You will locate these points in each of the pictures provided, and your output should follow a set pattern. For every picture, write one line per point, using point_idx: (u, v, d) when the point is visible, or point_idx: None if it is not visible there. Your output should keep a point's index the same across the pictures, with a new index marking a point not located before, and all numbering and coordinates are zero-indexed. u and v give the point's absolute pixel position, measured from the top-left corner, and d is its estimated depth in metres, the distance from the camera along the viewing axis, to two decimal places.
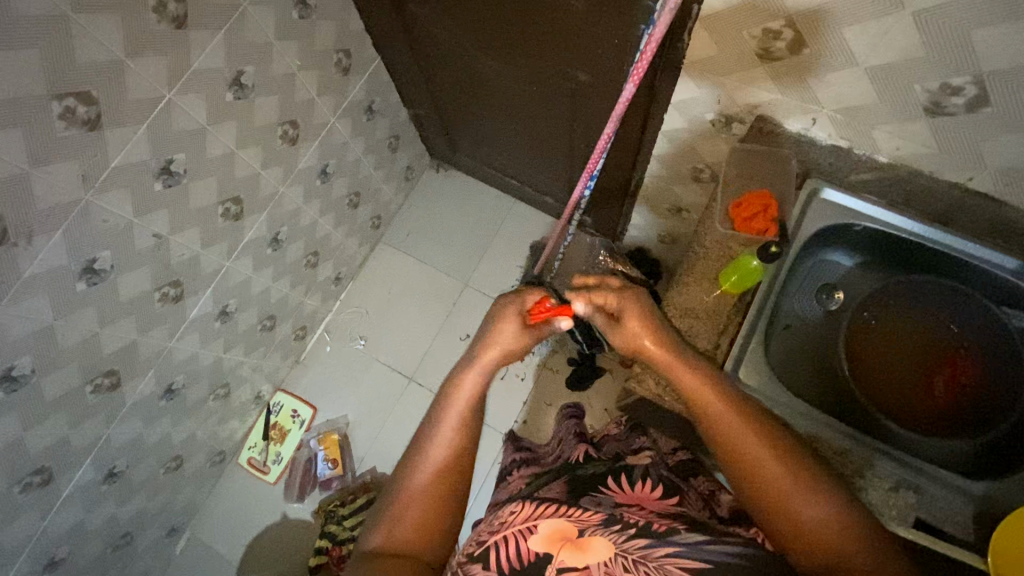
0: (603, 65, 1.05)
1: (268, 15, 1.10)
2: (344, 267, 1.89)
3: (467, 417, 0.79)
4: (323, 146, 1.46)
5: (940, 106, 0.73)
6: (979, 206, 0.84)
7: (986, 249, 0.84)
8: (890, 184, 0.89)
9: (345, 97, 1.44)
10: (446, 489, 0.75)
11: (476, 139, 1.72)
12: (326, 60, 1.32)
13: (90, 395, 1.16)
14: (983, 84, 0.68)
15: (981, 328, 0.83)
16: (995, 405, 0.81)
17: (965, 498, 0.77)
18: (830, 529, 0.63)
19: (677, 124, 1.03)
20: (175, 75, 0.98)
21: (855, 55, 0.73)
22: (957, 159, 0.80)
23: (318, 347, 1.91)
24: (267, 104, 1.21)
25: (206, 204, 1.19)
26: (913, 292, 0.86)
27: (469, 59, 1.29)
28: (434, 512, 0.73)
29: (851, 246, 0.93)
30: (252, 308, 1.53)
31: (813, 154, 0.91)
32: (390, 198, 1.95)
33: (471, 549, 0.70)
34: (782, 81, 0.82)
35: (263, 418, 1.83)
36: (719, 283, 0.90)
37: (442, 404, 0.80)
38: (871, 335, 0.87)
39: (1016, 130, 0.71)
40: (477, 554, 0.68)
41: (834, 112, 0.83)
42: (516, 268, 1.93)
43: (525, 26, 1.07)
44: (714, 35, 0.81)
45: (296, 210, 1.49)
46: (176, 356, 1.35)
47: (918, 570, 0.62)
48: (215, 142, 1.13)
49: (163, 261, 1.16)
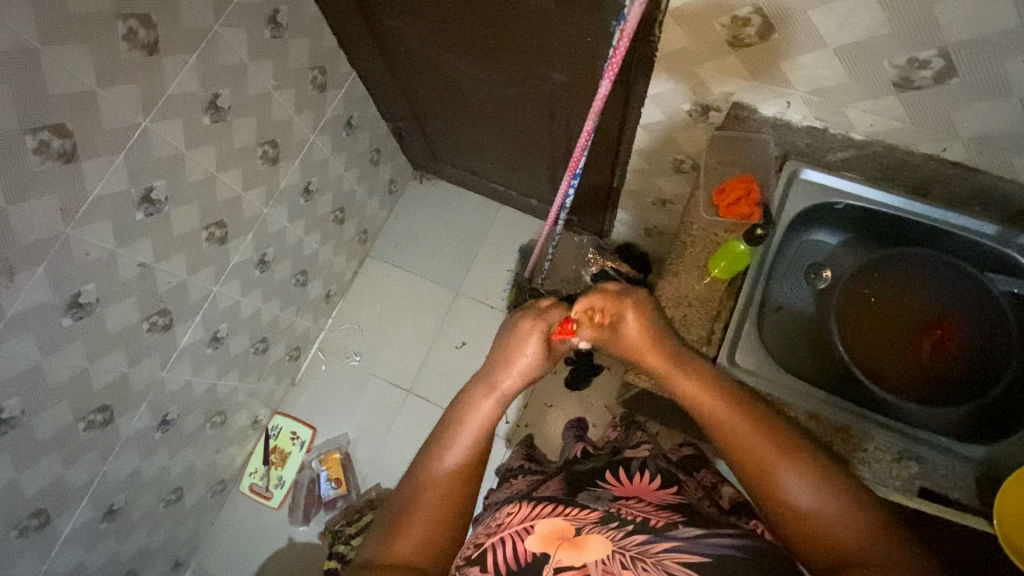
0: (578, 64, 1.05)
1: (240, 36, 1.10)
2: (334, 284, 1.88)
3: (471, 431, 0.80)
4: (305, 164, 1.46)
5: (909, 81, 0.75)
6: (954, 175, 0.86)
7: (966, 217, 0.86)
8: (866, 161, 0.90)
9: (323, 114, 1.44)
10: (452, 503, 0.74)
11: (457, 147, 1.72)
12: (302, 77, 1.31)
13: (83, 432, 1.14)
14: (950, 56, 0.69)
15: (968, 296, 0.84)
16: (986, 369, 0.83)
17: (966, 464, 0.78)
18: (828, 524, 0.64)
19: (655, 117, 1.04)
20: (150, 102, 0.98)
21: (824, 36, 0.74)
22: (930, 131, 0.81)
23: (313, 367, 1.89)
24: (245, 125, 1.20)
25: (189, 229, 1.18)
26: (899, 264, 0.87)
27: (444, 68, 1.30)
28: (440, 524, 0.72)
29: (834, 225, 0.95)
30: (244, 332, 1.52)
31: (790, 136, 0.92)
32: (376, 212, 1.94)
33: (469, 552, 0.68)
34: (754, 68, 0.83)
35: (262, 442, 1.81)
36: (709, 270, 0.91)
37: (451, 423, 0.82)
38: (862, 309, 0.88)
39: (984, 99, 0.73)
40: (475, 557, 0.66)
41: (807, 94, 0.84)
42: (506, 272, 1.93)
43: (498, 31, 1.07)
44: (684, 28, 0.82)
45: (281, 230, 1.48)
46: (169, 386, 1.33)
47: (913, 542, 0.63)
48: (194, 167, 1.12)
49: (150, 291, 1.15)
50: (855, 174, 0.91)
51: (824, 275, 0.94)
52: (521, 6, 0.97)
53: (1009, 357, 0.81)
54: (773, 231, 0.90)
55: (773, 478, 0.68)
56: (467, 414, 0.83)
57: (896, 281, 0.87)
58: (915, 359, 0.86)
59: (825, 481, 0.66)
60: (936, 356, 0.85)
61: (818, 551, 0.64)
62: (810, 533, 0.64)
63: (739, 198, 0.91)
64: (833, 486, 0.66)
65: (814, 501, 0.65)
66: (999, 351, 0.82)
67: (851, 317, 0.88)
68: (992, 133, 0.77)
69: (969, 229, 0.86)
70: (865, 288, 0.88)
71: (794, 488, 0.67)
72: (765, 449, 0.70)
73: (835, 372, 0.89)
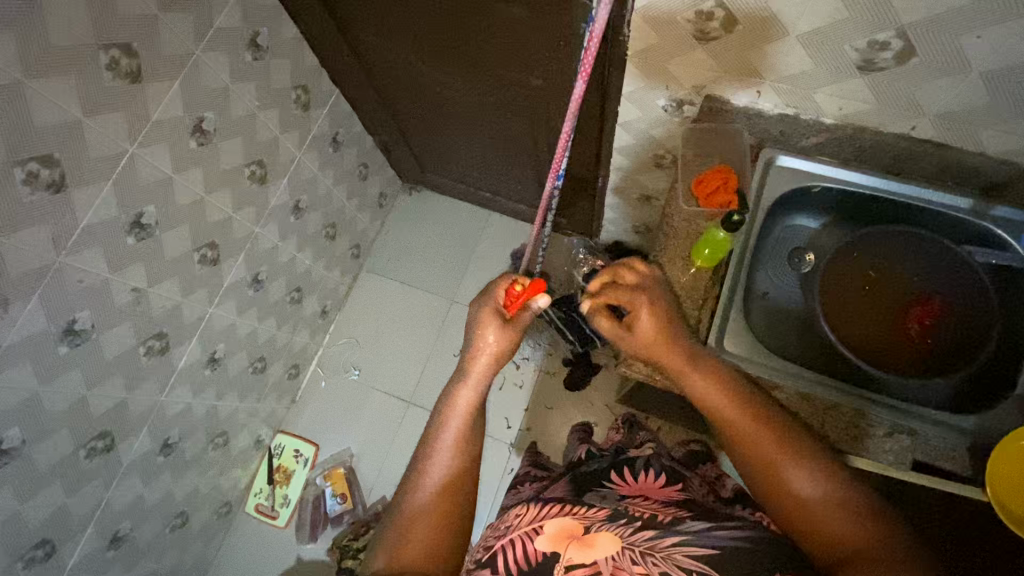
0: (553, 68, 1.08)
1: (221, 59, 1.12)
2: (329, 299, 1.90)
3: (464, 433, 0.81)
4: (293, 182, 1.48)
5: (871, 63, 0.77)
6: (925, 153, 0.87)
7: (938, 194, 0.88)
8: (839, 144, 0.92)
9: (309, 133, 1.47)
10: (455, 503, 0.75)
11: (444, 157, 1.74)
12: (285, 97, 1.34)
13: (85, 460, 1.15)
14: (908, 36, 0.71)
15: (948, 270, 0.86)
16: (972, 341, 0.84)
17: (958, 435, 0.79)
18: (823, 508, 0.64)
19: (633, 116, 1.07)
20: (136, 129, 1.00)
21: (785, 25, 0.76)
22: (897, 111, 0.83)
23: (313, 384, 1.90)
24: (232, 146, 1.22)
25: (181, 252, 1.19)
26: (880, 242, 0.89)
27: (426, 82, 1.33)
28: (445, 527, 0.73)
29: (814, 210, 0.96)
30: (241, 352, 1.52)
31: (763, 125, 0.94)
32: (367, 226, 1.96)
33: (482, 554, 0.70)
34: (723, 61, 0.85)
35: (266, 462, 1.81)
36: (693, 260, 0.92)
37: (441, 425, 0.82)
38: (847, 289, 0.89)
39: (945, 75, 0.75)
40: (486, 560, 0.67)
41: (776, 83, 0.86)
42: (500, 278, 1.95)
43: (473, 41, 1.10)
44: (651, 25, 0.84)
45: (273, 248, 1.49)
46: (169, 410, 1.34)
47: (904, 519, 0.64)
48: (182, 190, 1.14)
49: (145, 315, 1.16)
50: (829, 158, 0.93)
51: (807, 256, 0.96)
52: (492, 15, 1.00)
53: (992, 326, 0.83)
54: (753, 216, 0.92)
55: (771, 468, 0.68)
56: (448, 408, 0.83)
57: (879, 260, 0.89)
58: (898, 334, 0.88)
59: (822, 474, 0.66)
60: (920, 330, 0.87)
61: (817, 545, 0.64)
62: (808, 526, 0.64)
63: (717, 187, 0.92)
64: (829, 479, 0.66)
65: (812, 491, 0.66)
66: (981, 320, 0.83)
67: (837, 297, 0.89)
68: (958, 109, 0.79)
69: (944, 205, 0.88)
70: (846, 270, 0.89)
71: (791, 479, 0.67)
72: (762, 439, 0.70)
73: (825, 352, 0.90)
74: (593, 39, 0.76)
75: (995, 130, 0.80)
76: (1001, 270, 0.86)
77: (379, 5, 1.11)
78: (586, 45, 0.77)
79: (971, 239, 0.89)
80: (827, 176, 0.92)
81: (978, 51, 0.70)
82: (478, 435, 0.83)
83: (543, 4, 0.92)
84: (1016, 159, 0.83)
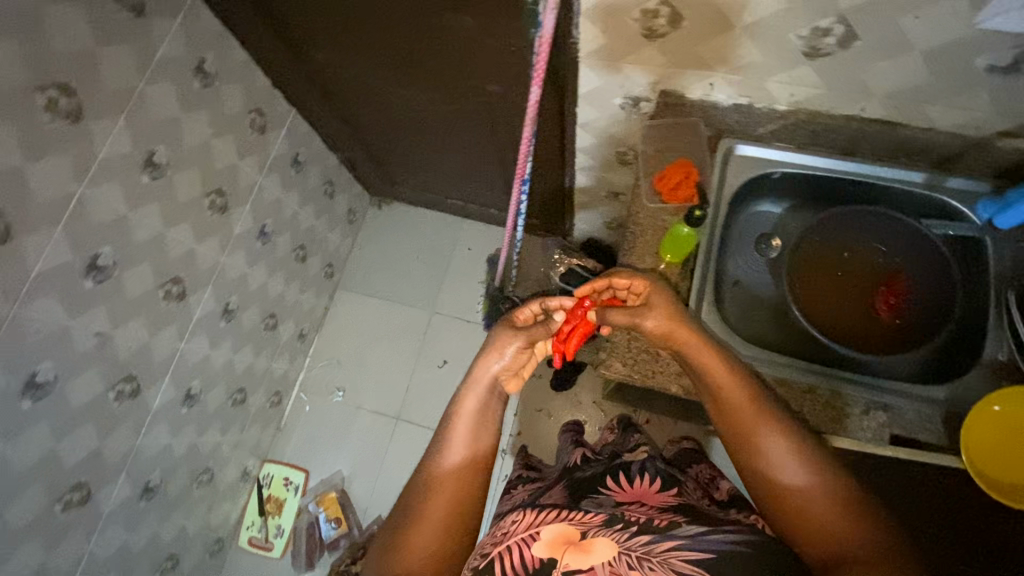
0: (508, 73, 1.07)
1: (168, 90, 1.09)
2: (306, 322, 1.86)
3: (474, 438, 0.77)
4: (256, 207, 1.44)
5: (817, 49, 0.78)
6: (878, 131, 0.89)
7: (892, 170, 0.90)
8: (796, 128, 0.93)
9: (268, 156, 1.44)
10: (460, 513, 0.72)
11: (411, 169, 1.73)
12: (240, 122, 1.30)
13: (61, 514, 1.11)
14: (849, 21, 0.72)
15: (912, 243, 0.87)
16: (938, 312, 0.86)
17: (932, 406, 0.80)
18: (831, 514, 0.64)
19: (592, 116, 1.06)
20: (83, 169, 0.96)
21: (730, 18, 0.76)
22: (847, 94, 0.84)
23: (297, 409, 1.86)
24: (188, 178, 1.19)
25: (144, 290, 1.16)
26: (844, 222, 0.90)
27: (384, 96, 1.31)
28: (445, 538, 0.70)
29: (776, 195, 0.97)
30: (218, 385, 1.49)
31: (720, 116, 0.95)
32: (339, 244, 1.93)
33: (475, 562, 0.65)
34: (673, 56, 0.86)
35: (255, 494, 1.77)
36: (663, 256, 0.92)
37: (445, 427, 0.78)
38: (814, 270, 0.91)
39: (889, 56, 0.76)
40: (481, 567, 0.63)
41: (728, 74, 0.87)
42: (478, 284, 1.94)
43: (425, 51, 1.08)
44: (599, 26, 0.83)
45: (242, 276, 1.46)
46: (147, 452, 1.30)
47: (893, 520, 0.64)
48: (139, 227, 1.10)
49: (111, 359, 1.12)
50: (787, 143, 0.95)
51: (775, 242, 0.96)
52: (442, 26, 0.99)
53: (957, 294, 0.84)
54: (716, 208, 0.93)
55: (766, 461, 0.69)
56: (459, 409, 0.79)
57: (845, 239, 0.90)
58: (863, 313, 0.90)
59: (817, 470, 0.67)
60: (883, 307, 0.89)
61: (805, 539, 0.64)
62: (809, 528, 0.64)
63: (678, 181, 0.95)
64: (823, 476, 0.66)
65: (806, 485, 0.66)
66: (945, 288, 0.85)
67: (806, 280, 0.90)
68: (905, 87, 0.80)
69: (898, 181, 0.90)
70: (816, 251, 0.91)
71: (786, 474, 0.67)
72: (759, 430, 0.70)
73: (799, 335, 0.92)
74: (543, 48, 0.78)
75: (941, 106, 0.82)
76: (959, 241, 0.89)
77: (328, 21, 1.08)
78: (536, 54, 0.79)
79: (929, 212, 0.92)
80: (785, 160, 0.93)
81: (918, 31, 0.71)
82: (491, 437, 0.79)
83: (491, 12, 0.91)
84: (964, 131, 0.85)
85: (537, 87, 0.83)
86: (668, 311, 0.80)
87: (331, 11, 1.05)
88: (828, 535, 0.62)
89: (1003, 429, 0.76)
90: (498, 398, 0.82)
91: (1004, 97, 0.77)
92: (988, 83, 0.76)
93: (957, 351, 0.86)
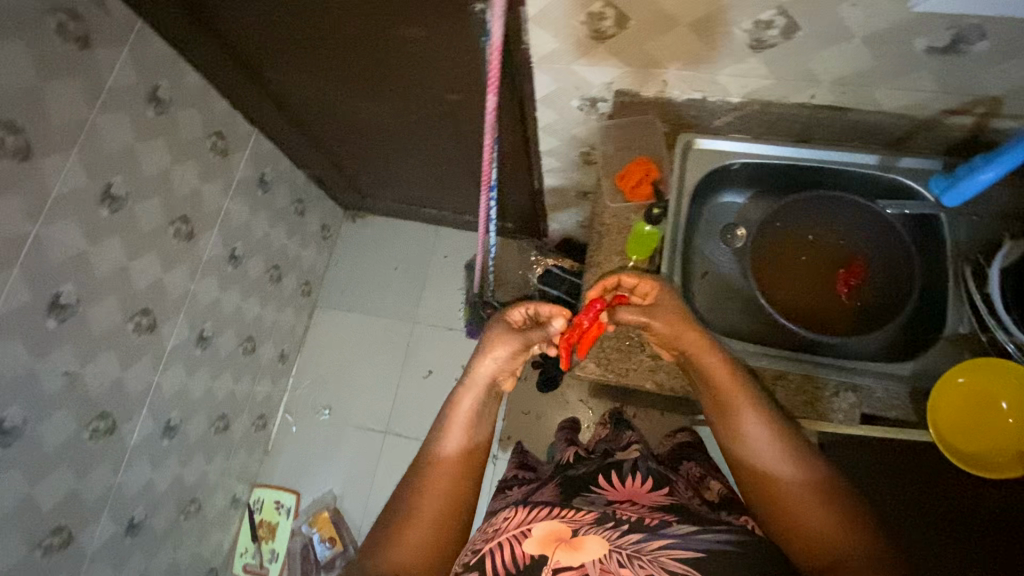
0: (465, 81, 1.07)
1: (121, 120, 1.07)
2: (287, 342, 1.84)
3: (472, 432, 0.77)
4: (224, 231, 1.42)
5: (761, 41, 0.79)
6: (830, 117, 0.90)
7: (846, 154, 0.92)
8: (751, 118, 0.94)
9: (234, 179, 1.42)
10: (452, 513, 0.72)
11: (381, 180, 1.71)
12: (200, 147, 1.28)
13: (42, 560, 1.08)
14: (789, 12, 0.74)
15: (871, 224, 0.88)
16: (898, 291, 0.88)
17: (900, 382, 0.82)
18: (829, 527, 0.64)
19: (552, 118, 1.07)
20: (36, 208, 0.94)
21: (673, 15, 0.77)
22: (796, 82, 0.85)
23: (284, 431, 1.84)
24: (149, 207, 1.17)
25: (112, 325, 1.13)
26: (805, 207, 0.90)
27: (345, 110, 1.30)
28: (436, 537, 0.70)
29: (737, 186, 0.98)
30: (199, 414, 1.47)
31: (676, 111, 0.96)
32: (314, 261, 1.91)
33: (466, 558, 0.66)
34: (624, 56, 0.87)
35: (246, 520, 1.75)
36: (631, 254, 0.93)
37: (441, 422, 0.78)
38: (775, 259, 0.92)
39: (832, 43, 0.77)
40: (472, 564, 0.64)
41: (679, 70, 0.88)
42: (458, 291, 1.93)
43: (380, 64, 1.07)
44: (548, 30, 0.84)
45: (214, 302, 1.44)
46: (129, 489, 1.28)
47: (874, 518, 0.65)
48: (102, 261, 1.08)
49: (83, 397, 1.10)
50: (742, 134, 0.96)
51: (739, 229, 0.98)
52: (395, 39, 0.98)
53: (914, 271, 0.86)
54: (677, 202, 0.92)
55: (763, 463, 0.70)
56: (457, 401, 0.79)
57: (803, 227, 0.92)
58: (826, 298, 0.92)
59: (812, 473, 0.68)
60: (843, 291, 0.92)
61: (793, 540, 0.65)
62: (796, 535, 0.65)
63: (640, 180, 0.98)
64: (816, 477, 0.68)
65: (801, 487, 0.67)
66: (903, 266, 0.87)
67: (769, 268, 0.92)
68: (850, 73, 0.82)
69: (852, 164, 0.91)
70: (779, 238, 0.92)
71: (781, 475, 0.68)
72: (755, 432, 0.71)
73: (769, 322, 0.94)
74: (496, 55, 0.78)
75: (888, 88, 0.83)
76: (913, 220, 0.91)
77: (280, 38, 1.07)
78: (488, 60, 0.78)
79: (885, 192, 0.93)
80: (741, 151, 0.94)
81: (856, 19, 0.73)
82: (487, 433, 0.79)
83: (442, 22, 0.91)
84: (913, 111, 0.87)
85: (493, 94, 0.82)
86: (682, 317, 0.79)
87: (282, 30, 1.04)
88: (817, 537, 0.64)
89: (966, 399, 0.78)
90: (493, 398, 0.81)
91: (945, 76, 0.79)
92: (930, 64, 0.77)
93: (921, 327, 0.87)
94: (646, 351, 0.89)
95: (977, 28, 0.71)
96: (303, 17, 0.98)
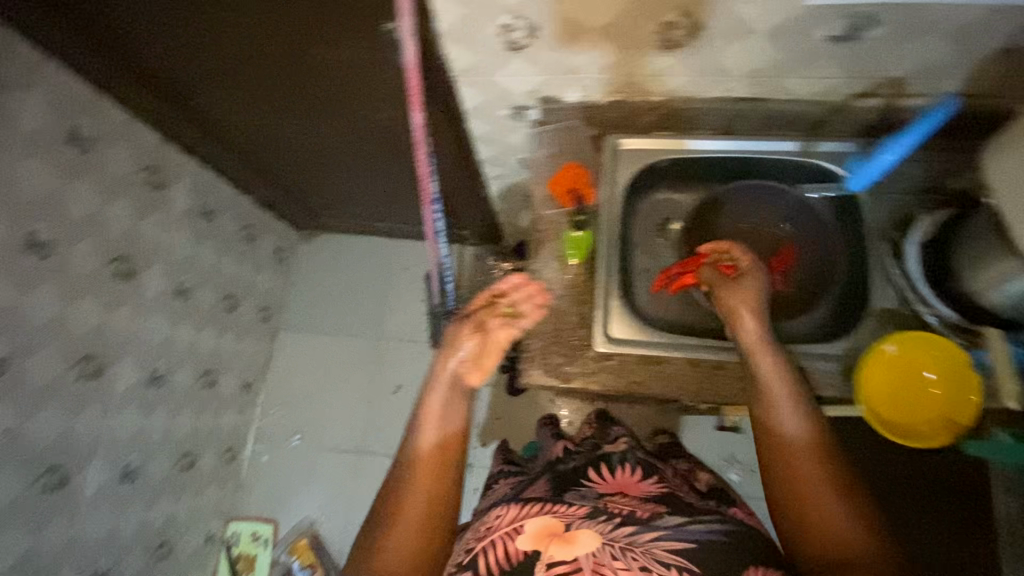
0: (393, 98, 1.07)
1: (39, 166, 1.00)
2: (250, 371, 1.81)
3: (447, 428, 0.78)
4: (168, 266, 1.38)
5: (671, 41, 0.81)
6: (747, 108, 0.94)
7: (769, 146, 0.93)
8: (670, 113, 0.96)
9: (172, 217, 1.36)
10: (439, 512, 0.74)
11: (329, 200, 1.70)
12: (133, 185, 1.22)
13: None
14: (692, 14, 0.76)
15: (795, 210, 0.95)
16: (823, 274, 0.94)
17: (833, 363, 0.85)
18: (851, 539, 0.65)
19: (486, 128, 1.08)
20: None
21: (582, 23, 0.78)
22: (709, 77, 0.89)
23: (255, 460, 1.81)
24: (83, 251, 1.12)
25: (54, 378, 1.10)
26: (725, 201, 0.97)
27: (278, 133, 1.28)
28: (425, 539, 0.71)
29: (666, 180, 1.00)
30: (160, 455, 1.44)
31: (602, 113, 0.97)
32: (271, 285, 1.88)
33: (460, 558, 0.67)
34: (543, 64, 0.87)
35: (223, 554, 1.73)
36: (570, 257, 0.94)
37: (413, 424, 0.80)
38: (703, 251, 0.97)
39: (736, 40, 0.80)
40: (466, 563, 0.65)
41: (593, 74, 0.90)
42: (421, 303, 1.92)
43: (307, 87, 1.06)
44: (462, 44, 0.84)
45: (165, 340, 1.40)
46: (88, 539, 1.25)
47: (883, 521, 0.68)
48: (37, 313, 1.04)
49: (28, 456, 1.07)
50: (660, 129, 0.98)
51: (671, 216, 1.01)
52: (313, 59, 0.96)
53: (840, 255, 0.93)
54: (607, 207, 0.94)
55: (796, 453, 0.72)
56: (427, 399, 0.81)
57: (726, 220, 0.98)
58: (752, 286, 0.96)
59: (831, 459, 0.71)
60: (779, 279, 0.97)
61: (801, 525, 0.68)
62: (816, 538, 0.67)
63: (569, 182, 0.94)
64: (830, 459, 0.71)
65: (824, 481, 0.69)
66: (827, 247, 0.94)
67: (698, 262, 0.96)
68: (765, 64, 0.84)
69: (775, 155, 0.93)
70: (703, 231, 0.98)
71: (807, 466, 0.70)
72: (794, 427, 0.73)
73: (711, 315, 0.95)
74: (416, 82, 0.78)
75: (794, 77, 0.87)
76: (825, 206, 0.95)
77: (199, 66, 1.04)
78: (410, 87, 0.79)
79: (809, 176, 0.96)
80: (668, 149, 0.95)
81: (755, 16, 0.76)
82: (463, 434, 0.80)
83: (354, 38, 0.90)
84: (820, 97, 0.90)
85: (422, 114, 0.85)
86: (753, 299, 0.80)
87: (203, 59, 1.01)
88: (829, 529, 0.66)
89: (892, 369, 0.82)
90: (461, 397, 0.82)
91: (850, 59, 0.82)
92: (828, 53, 0.81)
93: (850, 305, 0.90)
94: (589, 351, 0.89)
95: (869, 15, 0.74)
96: (218, 43, 0.96)
